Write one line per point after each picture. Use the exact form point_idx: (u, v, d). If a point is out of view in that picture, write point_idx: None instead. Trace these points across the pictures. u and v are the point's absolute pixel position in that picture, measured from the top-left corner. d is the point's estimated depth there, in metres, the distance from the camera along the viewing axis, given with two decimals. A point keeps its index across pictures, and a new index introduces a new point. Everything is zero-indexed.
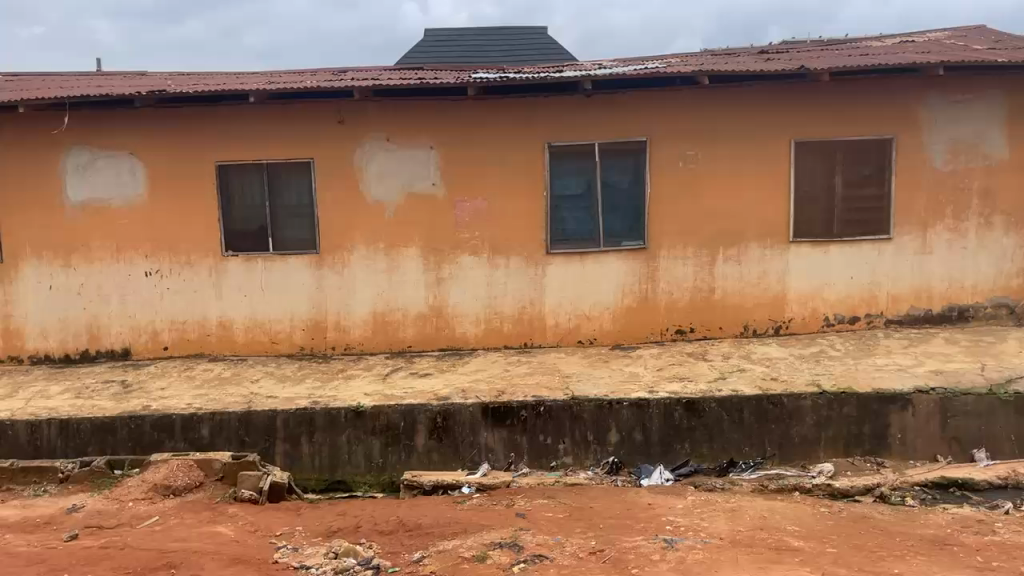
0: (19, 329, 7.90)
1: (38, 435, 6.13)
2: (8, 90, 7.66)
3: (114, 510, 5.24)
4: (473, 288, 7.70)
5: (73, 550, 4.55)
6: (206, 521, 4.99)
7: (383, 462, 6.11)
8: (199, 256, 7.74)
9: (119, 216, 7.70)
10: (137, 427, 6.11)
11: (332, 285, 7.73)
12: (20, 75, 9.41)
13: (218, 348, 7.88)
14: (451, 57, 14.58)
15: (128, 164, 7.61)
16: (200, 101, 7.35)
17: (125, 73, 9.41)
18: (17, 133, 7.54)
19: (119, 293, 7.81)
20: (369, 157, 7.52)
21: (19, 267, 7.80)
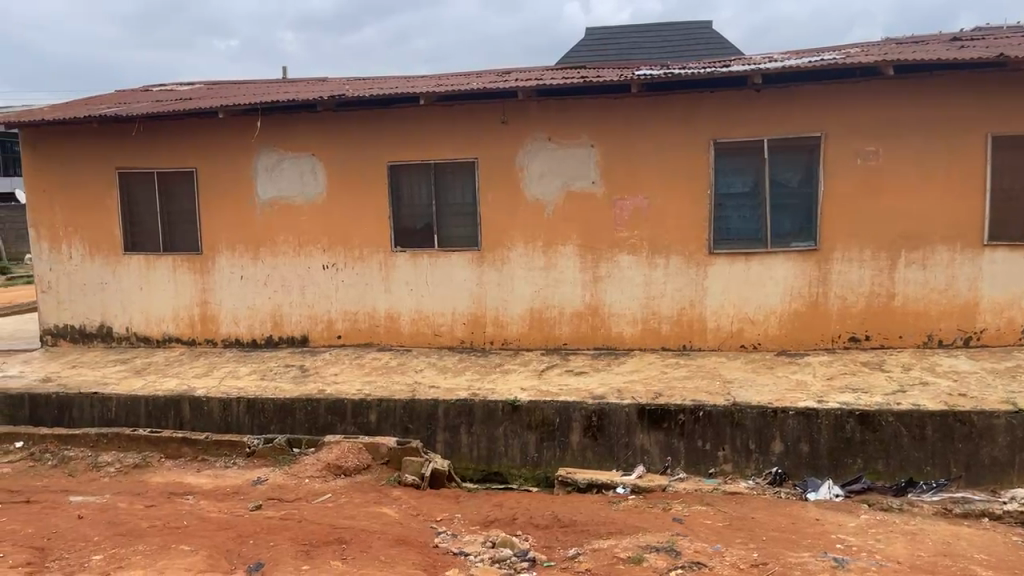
0: (215, 315, 8.70)
1: (229, 411, 6.73)
2: (209, 98, 8.46)
3: (292, 485, 5.66)
4: (631, 288, 7.63)
5: (256, 519, 4.96)
6: (373, 502, 5.28)
7: (538, 457, 6.20)
8: (370, 251, 8.19)
9: (301, 213, 8.31)
10: (313, 410, 6.57)
11: (492, 282, 7.92)
12: (219, 84, 10.39)
13: (385, 339, 8.31)
14: (610, 54, 14.56)
15: (310, 165, 8.18)
16: (373, 104, 7.77)
17: (307, 80, 10.15)
18: (216, 137, 8.32)
19: (299, 285, 8.42)
20: (531, 156, 7.64)
21: (215, 259, 8.60)
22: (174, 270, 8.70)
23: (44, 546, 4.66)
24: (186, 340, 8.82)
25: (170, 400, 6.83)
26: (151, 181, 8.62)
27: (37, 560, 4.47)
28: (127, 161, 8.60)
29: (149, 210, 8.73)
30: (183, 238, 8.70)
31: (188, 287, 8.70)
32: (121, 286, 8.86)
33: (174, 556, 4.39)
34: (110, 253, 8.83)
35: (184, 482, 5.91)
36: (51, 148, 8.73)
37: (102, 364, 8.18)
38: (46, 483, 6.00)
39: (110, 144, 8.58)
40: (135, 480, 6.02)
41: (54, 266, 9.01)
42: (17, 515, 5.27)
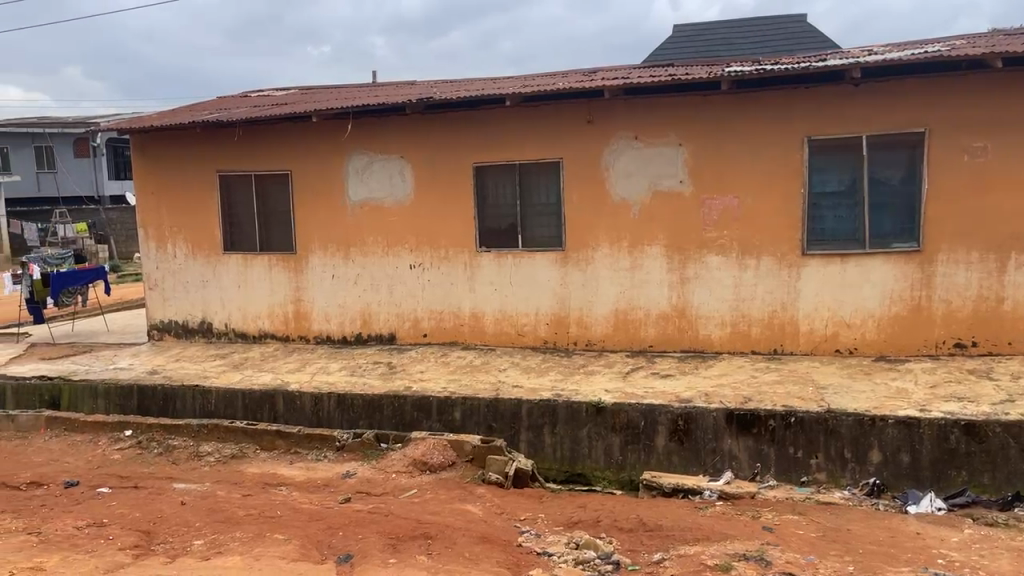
0: (307, 312, 8.99)
1: (320, 406, 6.95)
2: (304, 103, 8.76)
3: (380, 480, 5.80)
4: (720, 289, 7.46)
5: (346, 512, 5.10)
6: (458, 499, 5.35)
7: (622, 459, 6.14)
8: (456, 251, 8.30)
9: (390, 214, 8.49)
10: (400, 406, 6.70)
11: (577, 282, 7.90)
12: (312, 89, 10.74)
13: (470, 338, 8.40)
14: (698, 51, 14.32)
15: (399, 167, 8.35)
16: (461, 106, 7.87)
17: (396, 83, 10.37)
18: (310, 140, 8.61)
19: (388, 284, 8.61)
20: (618, 156, 7.57)
21: (308, 258, 8.89)
22: (269, 269, 9.04)
23: (150, 530, 4.93)
24: (281, 337, 9.15)
25: (265, 393, 7.10)
26: (249, 183, 8.99)
27: (144, 543, 4.73)
28: (227, 165, 9.00)
29: (246, 212, 9.09)
30: (278, 238, 9.03)
31: (282, 286, 9.02)
32: (220, 284, 9.27)
33: (268, 544, 4.56)
34: (210, 252, 9.25)
35: (278, 473, 6.13)
36: (158, 153, 9.22)
37: (203, 358, 8.58)
38: (152, 470, 6.34)
39: (212, 148, 9.00)
40: (233, 469, 6.29)
41: (160, 265, 9.51)
42: (126, 499, 5.59)
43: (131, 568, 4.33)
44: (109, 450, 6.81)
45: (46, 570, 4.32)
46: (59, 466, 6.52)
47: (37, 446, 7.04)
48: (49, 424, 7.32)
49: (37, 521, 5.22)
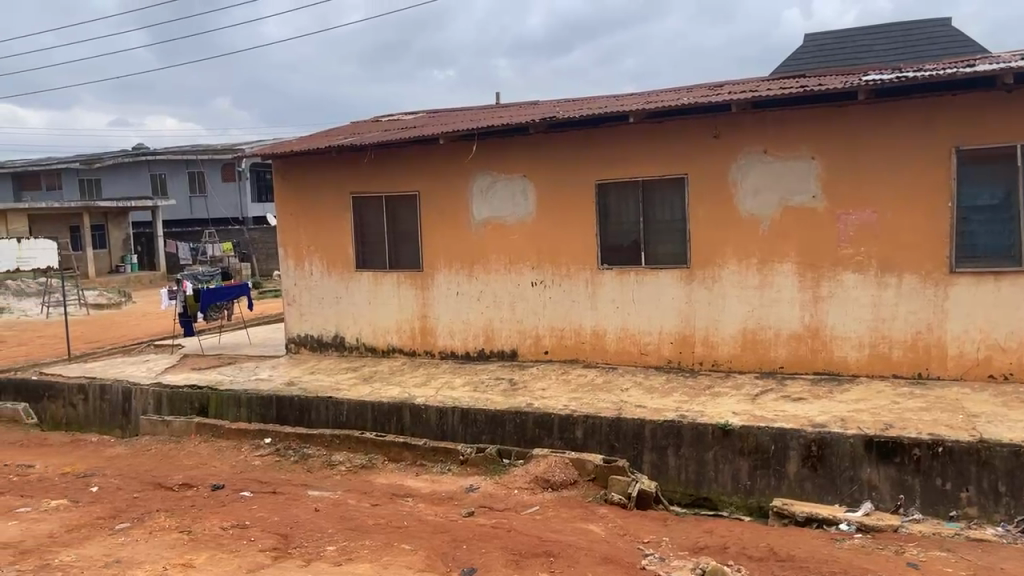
0: (433, 328, 9.24)
1: (445, 420, 7.11)
2: (432, 126, 9.07)
3: (502, 495, 5.85)
4: (857, 309, 7.08)
5: (469, 525, 5.18)
6: (580, 518, 5.32)
7: (751, 485, 5.92)
8: (578, 268, 8.30)
9: (512, 231, 8.61)
10: (522, 422, 6.75)
11: (702, 300, 7.71)
12: (440, 112, 11.10)
13: (591, 356, 8.36)
14: (831, 60, 13.75)
15: (522, 186, 8.47)
16: (584, 124, 7.91)
17: (520, 104, 10.55)
18: (437, 161, 8.88)
19: (511, 301, 8.72)
20: (746, 170, 7.37)
21: (434, 276, 9.14)
22: (398, 286, 9.37)
23: (287, 533, 5.19)
24: (408, 351, 9.44)
25: (393, 406, 7.34)
26: (380, 204, 9.37)
27: (281, 545, 4.99)
28: (360, 187, 9.42)
29: (377, 231, 9.47)
30: (406, 256, 9.34)
31: (409, 302, 9.32)
32: (352, 300, 9.69)
33: (395, 554, 4.70)
34: (344, 269, 9.70)
35: (405, 484, 6.31)
36: (297, 176, 9.78)
37: (336, 371, 8.98)
38: (289, 477, 6.68)
39: (346, 171, 9.45)
40: (363, 479, 6.53)
41: (298, 281, 10.05)
42: (265, 503, 5.91)
43: (270, 568, 4.57)
44: (251, 456, 7.24)
45: (195, 567, 4.64)
46: (207, 469, 6.99)
47: (188, 449, 7.57)
48: (199, 429, 7.87)
49: (188, 520, 5.61)
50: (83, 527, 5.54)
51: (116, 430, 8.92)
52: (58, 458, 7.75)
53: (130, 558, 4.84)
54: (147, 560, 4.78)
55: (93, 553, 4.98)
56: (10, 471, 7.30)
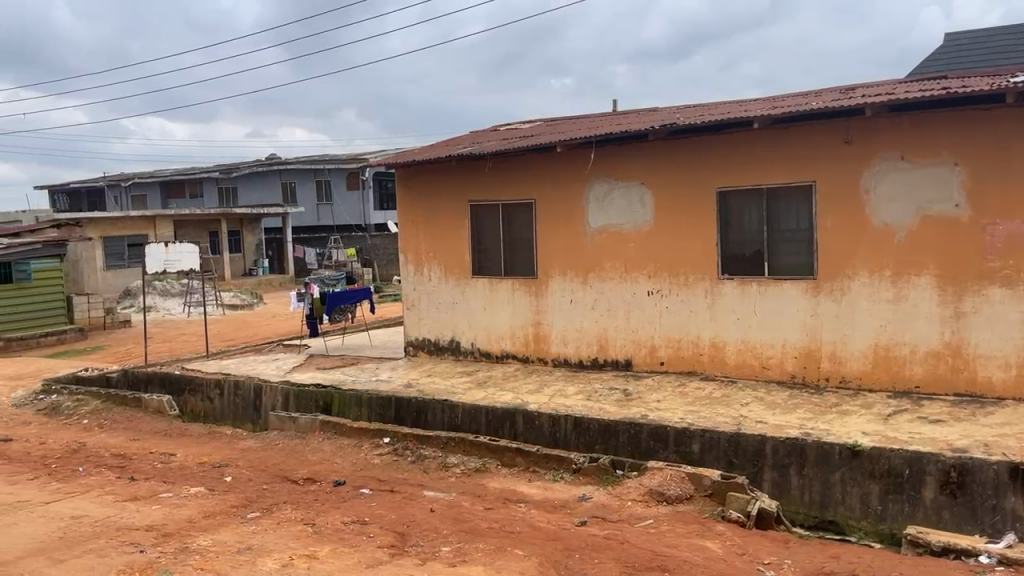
0: (547, 335, 9.27)
1: (558, 427, 7.11)
2: (550, 134, 9.13)
3: (615, 506, 5.79)
4: (1005, 326, 6.57)
5: (582, 535, 5.15)
6: (696, 534, 5.18)
7: (881, 510, 5.62)
8: (696, 278, 8.13)
9: (629, 239, 8.53)
10: (636, 433, 6.67)
11: (829, 314, 7.37)
12: (558, 119, 11.16)
13: (709, 368, 8.14)
14: (971, 61, 12.86)
15: (639, 194, 8.38)
16: (705, 130, 7.75)
17: (639, 111, 10.47)
18: (555, 169, 8.93)
19: (626, 309, 8.63)
20: (879, 177, 7.00)
21: (549, 283, 9.18)
22: (513, 292, 9.46)
23: (404, 532, 5.34)
24: (521, 358, 9.51)
25: (507, 411, 7.40)
26: (497, 212, 9.50)
27: (398, 543, 5.13)
28: (478, 195, 9.60)
29: (493, 238, 9.61)
30: (522, 263, 9.43)
31: (525, 309, 9.39)
32: (468, 305, 9.87)
33: (509, 558, 4.74)
34: (461, 275, 9.89)
35: (518, 490, 6.35)
36: (419, 184, 10.08)
37: (451, 375, 9.16)
38: (406, 477, 6.86)
39: (465, 179, 9.65)
40: (477, 482, 6.62)
41: (417, 286, 10.33)
42: (384, 501, 6.10)
43: (388, 565, 4.71)
44: (370, 454, 7.48)
45: (319, 559, 4.84)
46: (330, 466, 7.28)
47: (312, 445, 7.92)
48: (322, 427, 8.20)
49: (312, 513, 5.87)
50: (218, 514, 5.89)
51: (247, 424, 9.44)
52: (196, 448, 8.29)
53: (259, 546, 5.11)
54: (275, 549, 5.03)
55: (227, 539, 5.29)
56: (154, 458, 7.87)
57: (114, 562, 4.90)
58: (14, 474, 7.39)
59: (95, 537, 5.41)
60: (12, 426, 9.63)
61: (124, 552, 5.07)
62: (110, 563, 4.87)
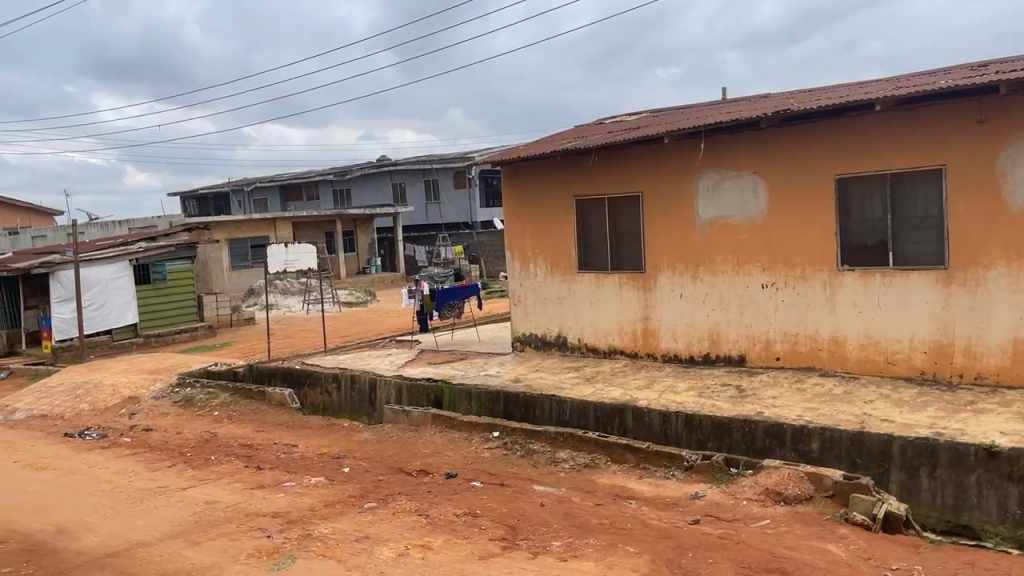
0: (656, 331, 9.11)
1: (668, 424, 6.99)
2: (657, 125, 8.99)
3: (730, 505, 5.64)
4: None
5: (696, 533, 5.04)
6: (817, 536, 4.98)
7: (1021, 515, 5.24)
8: (814, 270, 7.80)
9: (741, 231, 8.27)
10: (751, 431, 6.47)
11: (962, 306, 6.90)
12: (664, 110, 10.98)
13: (829, 364, 7.80)
14: None
15: (751, 183, 8.13)
16: (821, 115, 7.43)
17: (749, 98, 10.16)
18: (662, 161, 8.78)
19: (739, 303, 8.37)
20: (1017, 159, 6.50)
21: (657, 278, 9.03)
22: (621, 287, 9.37)
23: (515, 525, 5.38)
24: (630, 353, 9.39)
25: (616, 407, 7.34)
26: (604, 206, 9.43)
27: (509, 536, 5.18)
28: (584, 189, 9.57)
29: (600, 233, 9.55)
30: (629, 257, 9.32)
31: (633, 304, 9.28)
32: (575, 301, 9.84)
33: (620, 555, 4.70)
34: (567, 271, 9.88)
35: (628, 486, 6.29)
36: (525, 180, 10.13)
37: (559, 371, 9.17)
38: (516, 471, 6.93)
39: (571, 174, 9.64)
40: (587, 478, 6.60)
41: (524, 282, 10.39)
42: (494, 495, 6.18)
43: (500, 558, 4.77)
44: (481, 448, 7.59)
45: (433, 549, 4.96)
46: (442, 458, 7.45)
47: (424, 438, 8.11)
48: (434, 421, 8.39)
49: (425, 504, 6.01)
50: (337, 503, 6.13)
51: (363, 417, 9.79)
52: (316, 440, 8.66)
53: (376, 535, 5.29)
54: (391, 538, 5.20)
55: (346, 527, 5.50)
56: (278, 449, 8.28)
57: (244, 546, 5.19)
58: (155, 461, 7.95)
59: (226, 522, 5.75)
60: (152, 417, 10.37)
61: (253, 536, 5.36)
62: (240, 547, 5.16)
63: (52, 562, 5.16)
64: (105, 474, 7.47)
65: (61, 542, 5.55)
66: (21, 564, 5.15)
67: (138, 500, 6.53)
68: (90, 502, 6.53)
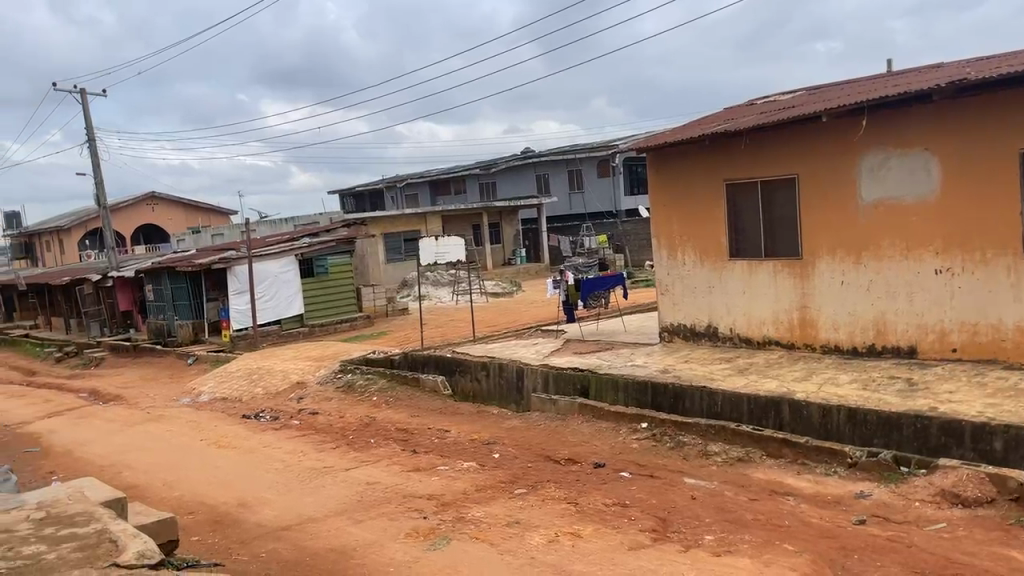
0: (814, 320, 8.65)
1: (829, 419, 6.62)
2: (814, 103, 8.53)
3: (899, 506, 5.27)
4: None
5: (861, 534, 4.77)
6: (999, 542, 4.56)
7: None
8: (996, 254, 7.16)
9: (910, 213, 7.70)
10: (923, 428, 6.02)
11: None
12: (821, 87, 10.43)
13: (1015, 356, 7.12)
14: None
15: (921, 161, 7.54)
16: (1004, 84, 6.79)
17: (917, 69, 9.47)
18: (820, 141, 8.33)
19: (909, 290, 7.79)
20: None
21: (816, 264, 8.56)
22: (776, 275, 8.97)
23: (666, 517, 5.30)
24: (786, 344, 8.96)
25: (771, 400, 7.05)
26: (757, 191, 9.07)
27: (660, 528, 5.11)
28: (735, 173, 9.25)
29: (752, 218, 9.18)
30: (785, 243, 8.90)
31: (789, 292, 8.86)
32: (727, 289, 9.53)
33: (778, 553, 4.52)
34: (718, 258, 9.59)
35: (786, 482, 6.02)
36: (672, 166, 9.92)
37: (710, 361, 8.92)
38: (666, 462, 6.83)
39: (722, 158, 9.34)
40: (740, 472, 6.39)
41: (672, 271, 10.18)
42: (644, 486, 6.12)
43: (650, 549, 4.72)
44: (629, 439, 7.53)
45: (583, 537, 4.99)
46: (590, 448, 7.45)
47: (572, 428, 8.15)
48: (581, 410, 8.40)
49: (575, 493, 6.05)
50: (489, 488, 6.29)
51: (511, 405, 9.97)
52: (468, 426, 8.91)
53: (527, 521, 5.38)
54: (541, 525, 5.28)
55: (497, 512, 5.63)
56: (432, 434, 8.60)
57: (403, 526, 5.44)
58: (321, 443, 8.49)
59: (386, 502, 6.05)
60: (318, 402, 11.06)
61: (410, 517, 5.60)
62: (399, 526, 5.42)
63: (234, 532, 5.64)
64: (278, 454, 8.07)
65: (242, 514, 6.05)
66: (208, 533, 5.67)
67: (307, 478, 7.00)
68: (265, 479, 7.08)
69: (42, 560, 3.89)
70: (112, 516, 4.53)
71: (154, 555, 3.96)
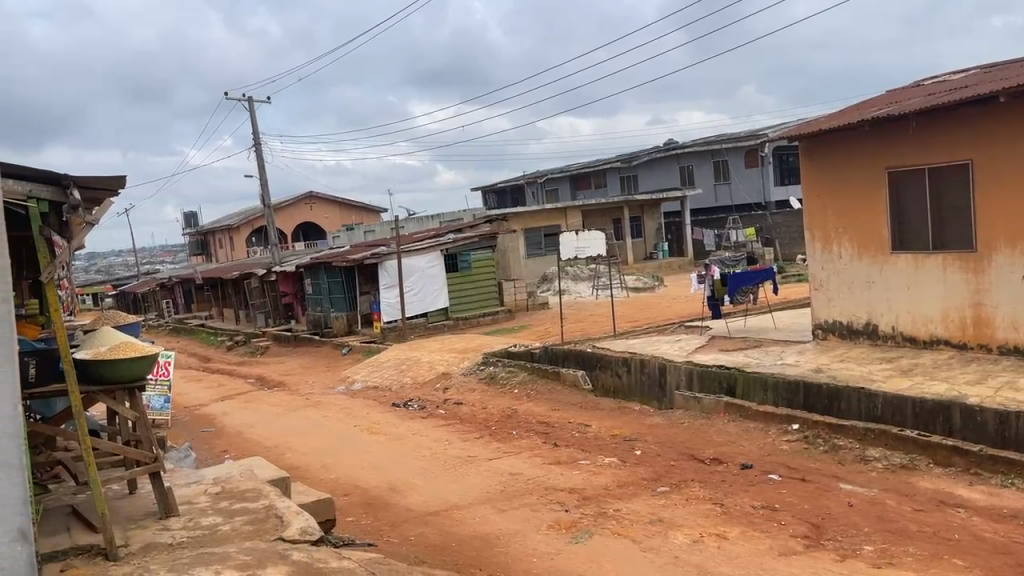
0: (990, 318, 7.92)
1: (1007, 425, 6.04)
2: (991, 82, 7.83)
3: None
4: None
5: None
6: None
7: None
8: None
9: None
10: None
11: None
12: (1000, 64, 9.53)
13: None
14: None
15: None
16: None
17: None
18: (996, 123, 7.63)
19: None
20: None
21: (993, 257, 7.85)
22: (944, 269, 8.31)
23: (819, 524, 5.05)
24: (956, 344, 8.27)
25: (940, 404, 6.53)
26: (924, 179, 8.44)
27: (813, 535, 4.87)
28: (899, 160, 8.65)
29: (918, 208, 8.55)
30: (956, 234, 8.21)
31: (960, 287, 8.17)
32: (888, 285, 8.93)
33: (947, 568, 4.20)
34: (879, 251, 9.00)
35: (955, 493, 5.57)
36: (827, 154, 9.43)
37: (869, 361, 8.40)
38: (819, 466, 6.49)
39: (884, 145, 8.76)
40: (903, 480, 5.97)
41: (827, 265, 9.67)
42: (796, 489, 5.85)
43: (802, 556, 4.52)
44: (779, 440, 7.23)
45: (728, 539, 4.84)
46: (737, 448, 7.22)
47: (718, 427, 7.94)
48: (727, 408, 8.16)
49: (720, 493, 5.88)
50: (631, 484, 6.23)
51: (653, 402, 9.81)
52: (608, 421, 8.88)
53: (670, 519, 5.29)
54: (686, 524, 5.17)
55: (640, 509, 5.57)
56: (573, 427, 8.63)
57: (544, 517, 5.50)
58: (466, 432, 8.74)
59: (528, 493, 6.13)
60: (462, 392, 11.40)
61: (552, 509, 5.65)
62: (540, 518, 5.48)
63: (386, 515, 5.91)
64: (426, 442, 8.37)
65: (392, 498, 6.33)
66: (362, 514, 5.97)
67: (453, 466, 7.22)
68: (414, 465, 7.37)
69: (218, 531, 4.24)
70: (278, 494, 4.87)
71: (315, 531, 4.22)
